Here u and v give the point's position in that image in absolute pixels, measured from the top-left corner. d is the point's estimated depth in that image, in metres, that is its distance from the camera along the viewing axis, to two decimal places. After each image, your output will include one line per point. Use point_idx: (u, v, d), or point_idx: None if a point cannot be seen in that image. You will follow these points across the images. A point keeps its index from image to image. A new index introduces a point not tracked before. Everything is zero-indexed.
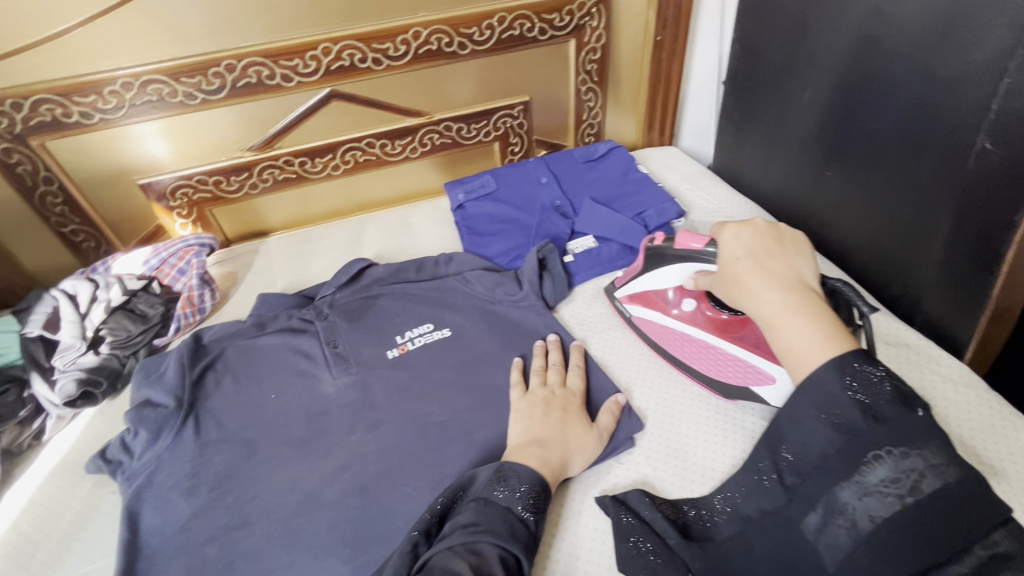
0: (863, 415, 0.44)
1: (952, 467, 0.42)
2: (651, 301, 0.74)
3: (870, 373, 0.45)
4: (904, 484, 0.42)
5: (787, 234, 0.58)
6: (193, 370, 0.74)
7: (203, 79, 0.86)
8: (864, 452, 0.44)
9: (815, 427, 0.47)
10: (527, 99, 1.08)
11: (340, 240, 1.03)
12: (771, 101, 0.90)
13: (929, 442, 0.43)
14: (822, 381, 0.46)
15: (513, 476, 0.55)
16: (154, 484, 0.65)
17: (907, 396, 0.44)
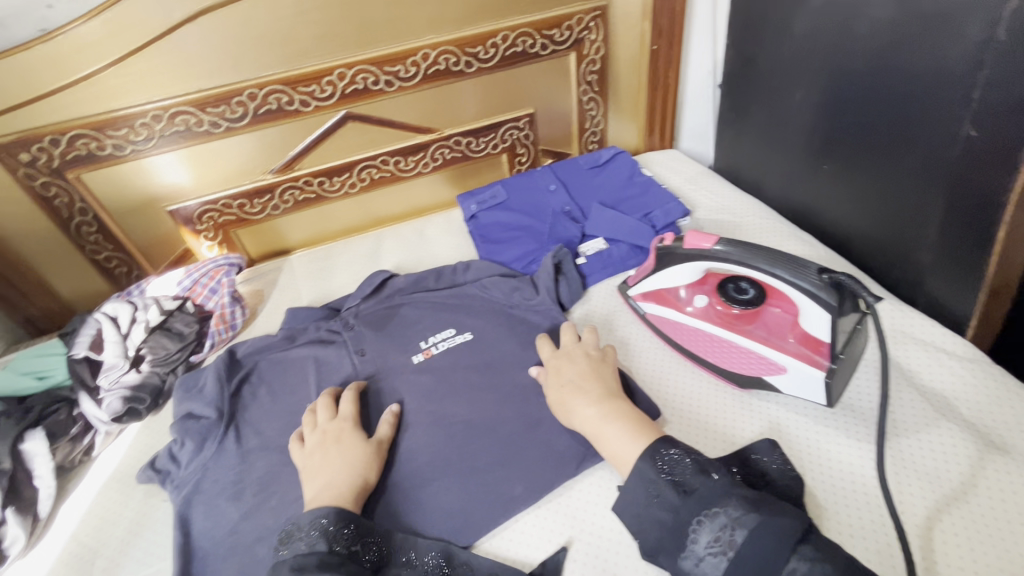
0: (675, 492, 0.50)
1: (751, 515, 0.46)
2: (664, 297, 0.78)
3: (672, 455, 0.53)
4: (723, 543, 0.45)
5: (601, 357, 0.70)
6: (230, 384, 0.78)
7: (227, 108, 0.91)
8: (688, 520, 0.48)
9: (651, 510, 0.51)
10: (532, 111, 1.12)
11: (360, 254, 1.07)
12: (765, 102, 0.94)
13: (727, 498, 0.47)
14: (642, 470, 0.52)
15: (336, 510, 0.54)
16: (201, 491, 0.68)
17: (704, 464, 0.51)
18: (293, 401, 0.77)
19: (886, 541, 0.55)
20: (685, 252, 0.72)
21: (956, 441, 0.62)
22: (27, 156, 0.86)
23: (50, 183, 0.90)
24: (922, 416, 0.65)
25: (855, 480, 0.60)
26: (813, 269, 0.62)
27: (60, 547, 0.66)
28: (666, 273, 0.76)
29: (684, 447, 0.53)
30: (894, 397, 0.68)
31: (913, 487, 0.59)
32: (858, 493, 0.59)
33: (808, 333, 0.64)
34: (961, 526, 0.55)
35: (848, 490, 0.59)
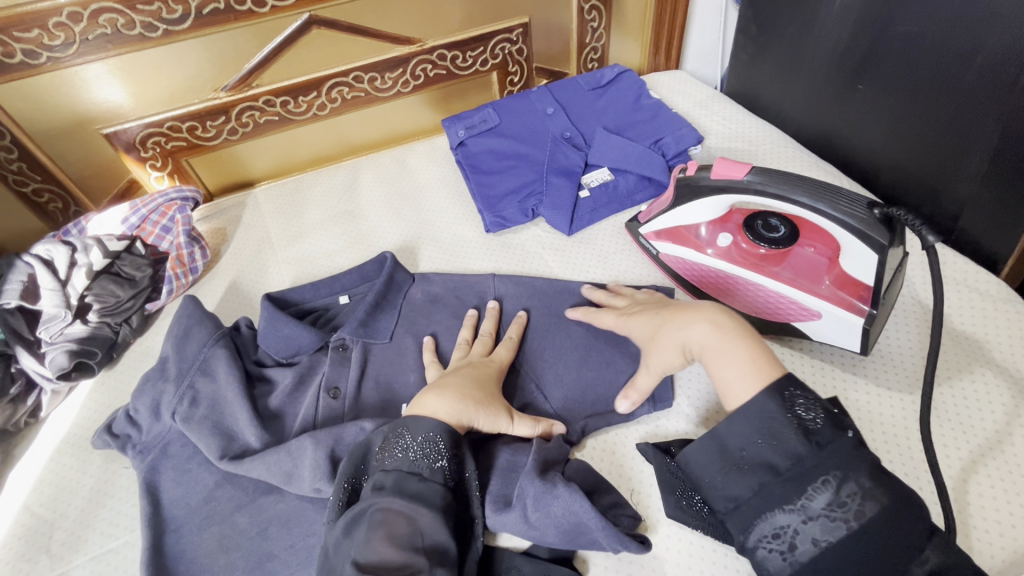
0: (804, 440, 0.45)
1: (883, 491, 0.43)
2: (681, 235, 0.70)
3: (801, 401, 0.47)
4: (848, 510, 0.43)
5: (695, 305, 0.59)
6: (177, 348, 0.66)
7: (162, 6, 0.76)
8: (811, 480, 0.44)
9: (766, 448, 0.46)
10: (527, 20, 0.98)
11: (335, 186, 0.96)
12: (795, 10, 0.82)
13: (861, 468, 0.44)
14: (763, 407, 0.47)
15: (407, 436, 0.52)
16: (169, 455, 0.61)
17: (840, 418, 0.46)
18: (293, 340, 0.68)
19: (923, 494, 0.52)
20: (711, 183, 0.63)
21: (991, 387, 0.59)
22: None
23: None
24: (954, 362, 0.61)
25: (888, 430, 0.56)
26: (863, 204, 0.55)
27: (12, 519, 0.59)
28: (685, 210, 0.68)
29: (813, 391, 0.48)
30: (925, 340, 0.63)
31: (946, 438, 0.56)
32: (893, 445, 0.55)
33: (847, 275, 0.58)
34: (1001, 478, 0.52)
35: (880, 434, 0.56)
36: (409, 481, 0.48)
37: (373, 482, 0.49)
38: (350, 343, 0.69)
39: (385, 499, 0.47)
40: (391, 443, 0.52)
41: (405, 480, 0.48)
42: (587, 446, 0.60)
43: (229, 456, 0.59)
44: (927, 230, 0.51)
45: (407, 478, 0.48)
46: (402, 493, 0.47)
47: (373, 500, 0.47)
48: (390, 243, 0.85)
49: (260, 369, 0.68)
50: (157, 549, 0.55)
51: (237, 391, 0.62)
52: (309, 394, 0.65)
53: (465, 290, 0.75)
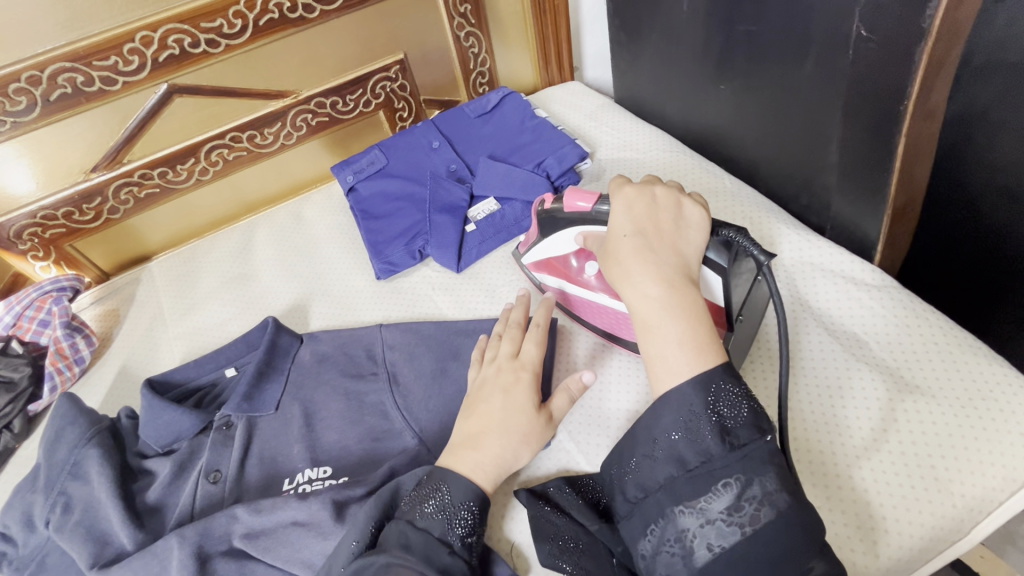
0: (718, 440, 0.43)
1: (783, 496, 0.42)
2: (556, 266, 0.70)
3: (731, 395, 0.45)
4: (744, 516, 0.41)
5: (659, 249, 0.51)
6: (49, 452, 0.64)
7: (4, 100, 0.74)
8: (714, 480, 0.43)
9: (670, 446, 0.45)
10: (402, 56, 0.97)
11: (229, 250, 0.94)
12: (653, 17, 0.82)
13: (765, 471, 0.42)
14: (684, 398, 0.45)
15: (447, 496, 0.50)
16: (46, 568, 0.59)
17: (761, 419, 0.44)
18: (172, 427, 0.66)
19: None
20: (567, 216, 0.63)
21: (865, 380, 0.58)
22: None
23: None
24: (830, 359, 0.61)
25: None
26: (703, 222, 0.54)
27: None
28: (550, 242, 0.68)
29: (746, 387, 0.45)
30: (803, 340, 0.63)
31: (822, 443, 0.55)
32: None
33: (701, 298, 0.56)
34: (875, 481, 0.52)
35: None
36: (436, 549, 0.48)
37: (394, 535, 0.48)
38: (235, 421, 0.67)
39: (405, 558, 0.46)
40: (423, 499, 0.50)
41: (432, 546, 0.48)
42: None
43: (100, 563, 0.57)
44: (755, 246, 0.51)
45: (437, 547, 0.48)
46: (428, 562, 0.46)
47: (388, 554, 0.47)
48: (282, 305, 0.83)
49: (141, 461, 0.66)
50: None
51: (109, 492, 0.60)
52: (189, 482, 0.63)
53: (354, 344, 0.74)
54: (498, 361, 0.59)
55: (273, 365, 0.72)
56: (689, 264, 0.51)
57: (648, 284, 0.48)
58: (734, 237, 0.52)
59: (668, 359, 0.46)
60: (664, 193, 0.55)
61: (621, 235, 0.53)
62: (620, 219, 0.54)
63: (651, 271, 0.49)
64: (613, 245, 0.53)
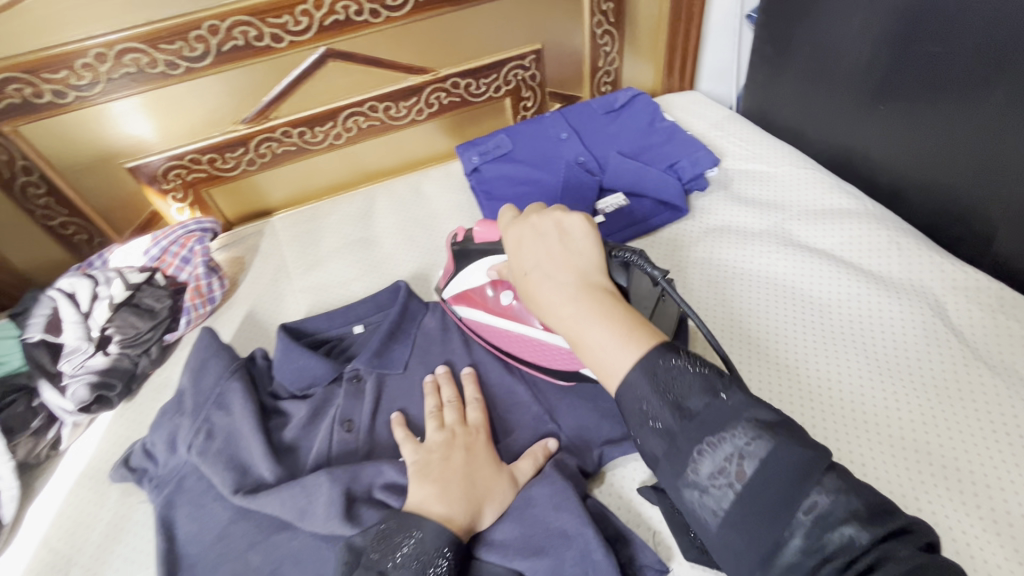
0: (672, 414, 0.37)
1: (763, 441, 0.35)
2: (472, 299, 0.69)
3: (676, 368, 0.39)
4: (729, 475, 0.35)
5: (570, 257, 0.46)
6: (195, 379, 0.67)
7: (184, 45, 0.78)
8: (690, 446, 0.36)
9: (644, 433, 0.39)
10: (539, 47, 0.99)
11: (350, 214, 0.96)
12: (811, 30, 0.82)
13: (734, 424, 0.36)
14: (633, 388, 0.39)
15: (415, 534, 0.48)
16: (184, 490, 0.61)
17: (709, 379, 0.38)
18: (307, 372, 0.68)
19: (961, 545, 0.49)
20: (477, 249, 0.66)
21: None
22: None
23: None
24: (994, 393, 0.58)
25: (924, 465, 0.55)
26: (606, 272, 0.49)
27: (31, 555, 0.59)
28: (461, 276, 0.69)
29: (687, 353, 0.39)
30: (959, 369, 0.61)
31: (990, 479, 0.53)
32: (936, 485, 0.53)
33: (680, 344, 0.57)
34: None
35: (923, 466, 0.55)
36: None
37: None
38: (364, 374, 0.68)
39: None
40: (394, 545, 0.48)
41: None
42: (604, 482, 0.58)
43: (243, 490, 0.58)
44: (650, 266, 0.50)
45: None
46: None
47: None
48: (404, 272, 0.85)
49: (275, 401, 0.68)
50: None
51: (253, 425, 0.62)
52: (323, 426, 0.65)
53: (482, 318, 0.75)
54: (445, 431, 0.59)
55: (402, 328, 0.73)
56: (602, 266, 0.46)
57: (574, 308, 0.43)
58: (630, 258, 0.50)
59: (605, 353, 0.41)
60: (542, 221, 0.49)
61: (526, 274, 0.47)
62: (524, 255, 0.48)
63: (569, 294, 0.44)
64: (538, 289, 0.45)
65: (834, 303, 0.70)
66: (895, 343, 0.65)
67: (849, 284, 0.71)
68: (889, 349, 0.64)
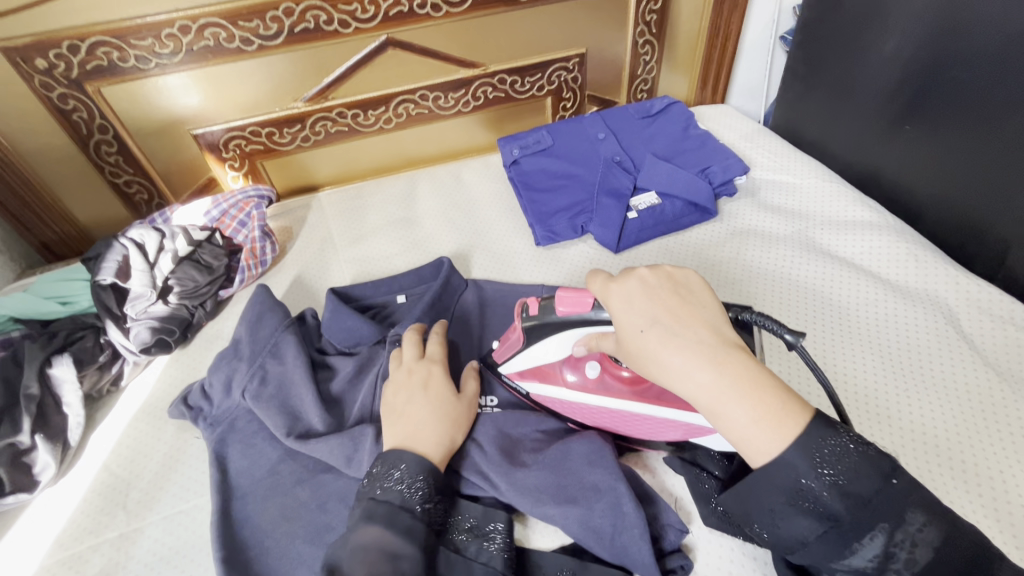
0: (833, 496, 0.39)
1: (930, 527, 0.38)
2: (545, 374, 0.64)
3: (837, 447, 0.39)
4: (894, 559, 0.38)
5: (687, 310, 0.46)
6: (251, 330, 0.72)
7: (260, 24, 0.84)
8: (852, 535, 0.38)
9: (792, 515, 0.40)
10: (583, 51, 1.04)
11: (394, 195, 1.02)
12: (846, 53, 0.87)
13: (903, 513, 0.38)
14: (788, 469, 0.39)
15: (399, 465, 0.52)
16: (237, 429, 0.66)
17: (873, 460, 0.39)
18: (354, 332, 0.73)
19: None
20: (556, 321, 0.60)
21: None
22: (43, 62, 0.80)
23: (69, 95, 0.84)
24: (1000, 394, 0.62)
25: (931, 453, 0.59)
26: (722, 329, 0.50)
27: (93, 477, 0.64)
28: (537, 349, 0.63)
29: (844, 431, 0.40)
30: (970, 370, 0.65)
31: (992, 470, 0.57)
32: (944, 472, 0.57)
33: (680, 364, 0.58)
34: None
35: (929, 455, 0.59)
36: (400, 516, 0.48)
37: (361, 512, 0.49)
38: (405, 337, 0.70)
39: (370, 530, 0.47)
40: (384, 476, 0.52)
41: (399, 513, 0.48)
42: (632, 455, 0.63)
43: (294, 433, 0.63)
44: (780, 328, 0.48)
45: (399, 512, 0.48)
46: (393, 526, 0.47)
47: (358, 530, 0.47)
48: (444, 251, 0.90)
49: (323, 357, 0.73)
50: (225, 513, 0.59)
51: (304, 374, 0.67)
52: (367, 382, 0.68)
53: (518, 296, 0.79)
54: (402, 367, 0.63)
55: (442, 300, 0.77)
56: (724, 321, 0.46)
57: (704, 376, 0.42)
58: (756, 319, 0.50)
59: (748, 426, 0.41)
60: (651, 274, 0.49)
61: (639, 332, 0.46)
62: (635, 309, 0.47)
63: (698, 360, 0.42)
64: (635, 347, 0.46)
65: (856, 303, 0.75)
66: (911, 342, 0.69)
67: (870, 288, 0.76)
68: (901, 348, 0.69)
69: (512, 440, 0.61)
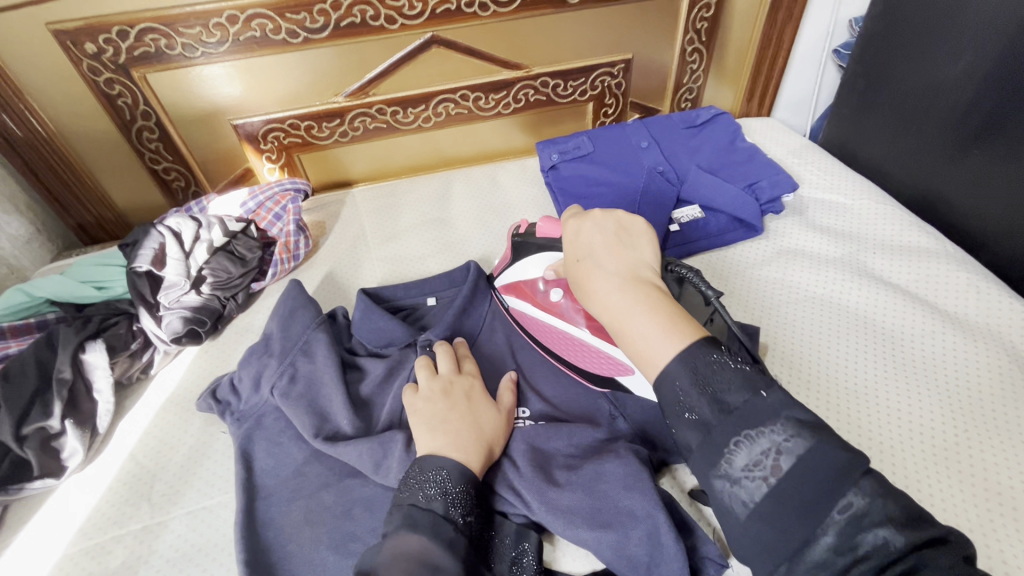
0: (710, 406, 0.41)
1: (803, 439, 0.38)
2: (522, 290, 0.72)
3: (720, 363, 0.42)
4: (763, 468, 0.38)
5: (631, 246, 0.50)
6: (283, 325, 0.71)
7: (307, 16, 0.83)
8: (725, 442, 0.39)
9: (679, 426, 0.42)
10: (629, 57, 1.02)
11: (429, 195, 1.00)
12: (911, 70, 0.83)
13: (773, 420, 0.39)
14: (670, 376, 0.42)
15: (440, 475, 0.52)
16: (263, 427, 0.65)
17: (750, 377, 0.41)
18: (385, 334, 0.71)
19: None
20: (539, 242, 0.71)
21: None
22: (92, 46, 0.80)
23: (115, 80, 0.84)
24: None
25: (998, 504, 0.54)
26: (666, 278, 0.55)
27: (118, 465, 0.63)
28: (519, 266, 0.72)
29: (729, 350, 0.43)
30: None
31: None
32: (1012, 522, 0.53)
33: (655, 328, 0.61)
34: None
35: (993, 505, 0.54)
36: (443, 528, 0.48)
37: (401, 518, 0.49)
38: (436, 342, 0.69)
39: (413, 538, 0.47)
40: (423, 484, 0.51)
41: (440, 525, 0.48)
42: (668, 477, 0.60)
43: (322, 435, 0.61)
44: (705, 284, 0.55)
45: (443, 523, 0.49)
46: (437, 538, 0.47)
47: (397, 536, 0.47)
48: (477, 255, 0.88)
49: (353, 357, 0.71)
50: (249, 512, 0.58)
51: (334, 375, 0.66)
52: (397, 386, 0.67)
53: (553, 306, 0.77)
54: (440, 379, 0.62)
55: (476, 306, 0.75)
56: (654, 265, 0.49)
57: (614, 290, 0.46)
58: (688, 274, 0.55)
59: (648, 339, 0.44)
60: (605, 217, 0.52)
61: (580, 260, 0.51)
62: (582, 239, 0.52)
63: (616, 279, 0.47)
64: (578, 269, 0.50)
65: (931, 342, 0.69)
66: (995, 389, 0.64)
67: (946, 326, 0.71)
68: (956, 384, 0.65)
69: (546, 455, 0.58)
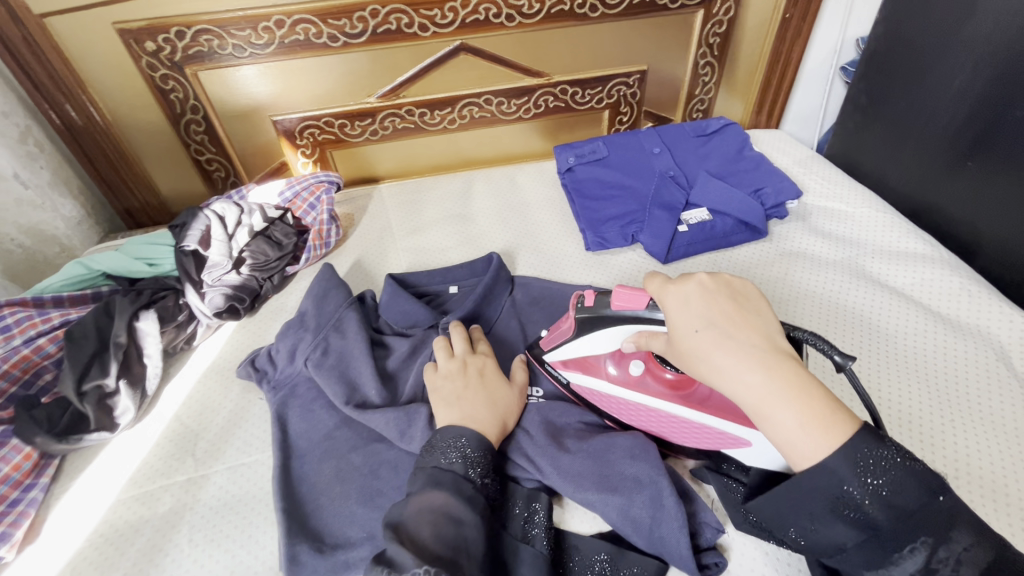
0: (871, 502, 0.40)
1: (965, 537, 0.39)
2: (590, 365, 0.66)
3: (880, 458, 0.40)
4: (942, 573, 0.38)
5: (751, 312, 0.47)
6: (317, 304, 0.77)
7: (348, 23, 0.90)
8: (895, 544, 0.39)
9: (832, 522, 0.41)
10: (644, 68, 1.08)
11: (451, 192, 1.06)
12: (911, 86, 0.88)
13: (950, 528, 0.39)
14: (832, 475, 0.40)
15: (459, 441, 0.56)
16: (297, 395, 0.70)
17: (920, 474, 0.40)
18: (410, 314, 0.78)
19: None
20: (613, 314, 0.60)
21: None
22: (151, 45, 0.87)
23: (170, 76, 0.91)
24: None
25: (978, 482, 0.59)
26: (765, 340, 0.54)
27: (165, 425, 0.69)
28: (588, 339, 0.64)
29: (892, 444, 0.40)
30: None
31: None
32: (989, 501, 0.57)
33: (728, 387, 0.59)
34: None
35: (973, 485, 0.59)
36: (464, 486, 0.53)
37: (425, 479, 0.53)
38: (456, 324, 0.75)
39: (437, 495, 0.51)
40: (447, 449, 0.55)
41: (461, 483, 0.53)
42: (671, 453, 0.65)
43: (351, 403, 0.67)
44: (831, 349, 0.47)
45: (463, 483, 0.53)
46: (459, 496, 0.52)
47: (421, 494, 0.51)
48: (496, 248, 0.94)
49: (380, 336, 0.77)
50: (285, 469, 0.63)
51: (364, 349, 0.71)
52: (419, 362, 0.72)
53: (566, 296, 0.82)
54: (457, 359, 0.67)
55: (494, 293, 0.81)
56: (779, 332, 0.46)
57: (750, 377, 0.43)
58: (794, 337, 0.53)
59: (796, 434, 0.41)
60: (712, 280, 0.49)
61: (694, 335, 0.46)
62: (690, 311, 0.47)
63: (753, 362, 0.43)
64: (686, 345, 0.46)
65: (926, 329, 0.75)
66: (982, 374, 0.69)
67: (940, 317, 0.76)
68: (948, 374, 0.69)
69: (557, 428, 0.64)
